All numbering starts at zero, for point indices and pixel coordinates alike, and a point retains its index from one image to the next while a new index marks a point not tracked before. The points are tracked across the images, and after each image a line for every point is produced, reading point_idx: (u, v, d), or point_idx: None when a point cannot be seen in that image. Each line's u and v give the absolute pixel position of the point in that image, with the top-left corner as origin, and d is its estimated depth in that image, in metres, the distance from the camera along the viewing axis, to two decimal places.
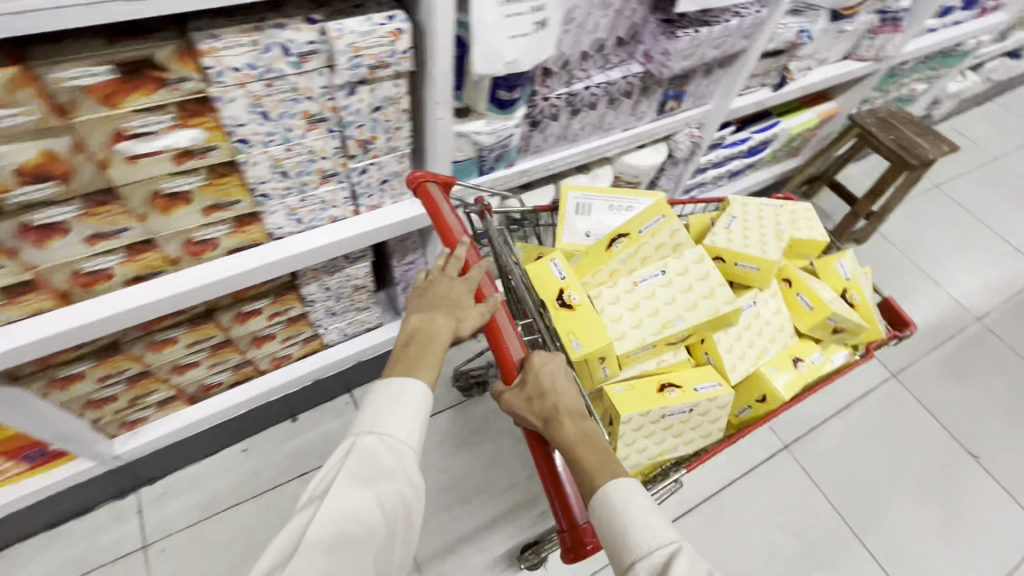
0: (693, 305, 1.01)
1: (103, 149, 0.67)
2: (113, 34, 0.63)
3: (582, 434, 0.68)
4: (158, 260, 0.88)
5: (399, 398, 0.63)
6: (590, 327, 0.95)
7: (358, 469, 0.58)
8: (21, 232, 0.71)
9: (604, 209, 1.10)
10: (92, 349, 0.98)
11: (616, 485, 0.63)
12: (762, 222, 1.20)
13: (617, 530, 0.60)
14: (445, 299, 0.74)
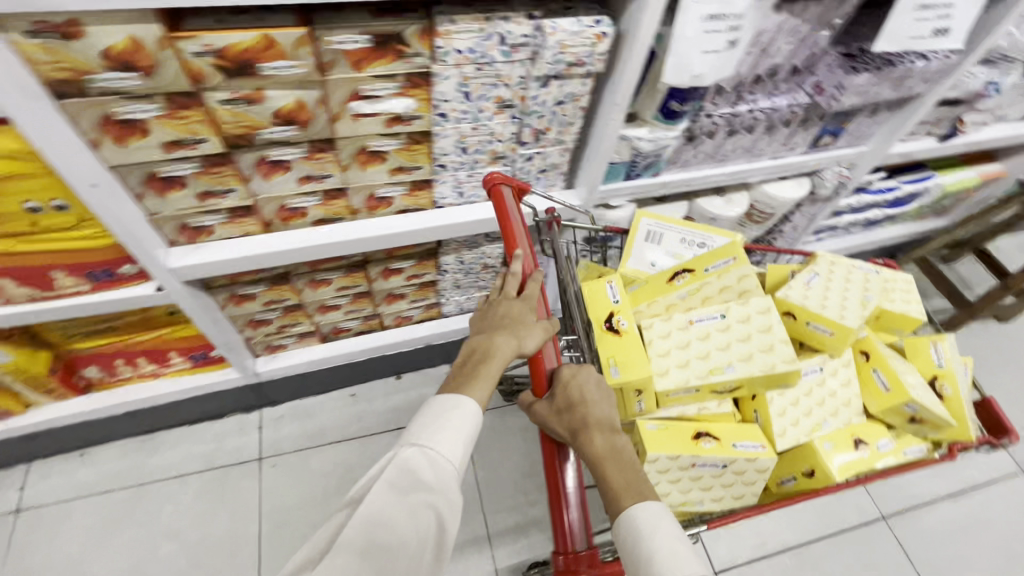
0: (748, 357, 0.93)
1: (339, 105, 0.79)
2: (375, 10, 0.74)
3: (608, 450, 0.68)
4: (343, 208, 1.00)
5: (450, 411, 0.65)
6: (632, 357, 0.89)
7: (397, 479, 0.59)
8: (259, 164, 0.85)
9: (676, 241, 1.02)
10: (270, 275, 1.13)
11: (641, 510, 0.62)
12: (850, 282, 1.07)
13: (641, 555, 0.59)
14: (506, 318, 0.76)
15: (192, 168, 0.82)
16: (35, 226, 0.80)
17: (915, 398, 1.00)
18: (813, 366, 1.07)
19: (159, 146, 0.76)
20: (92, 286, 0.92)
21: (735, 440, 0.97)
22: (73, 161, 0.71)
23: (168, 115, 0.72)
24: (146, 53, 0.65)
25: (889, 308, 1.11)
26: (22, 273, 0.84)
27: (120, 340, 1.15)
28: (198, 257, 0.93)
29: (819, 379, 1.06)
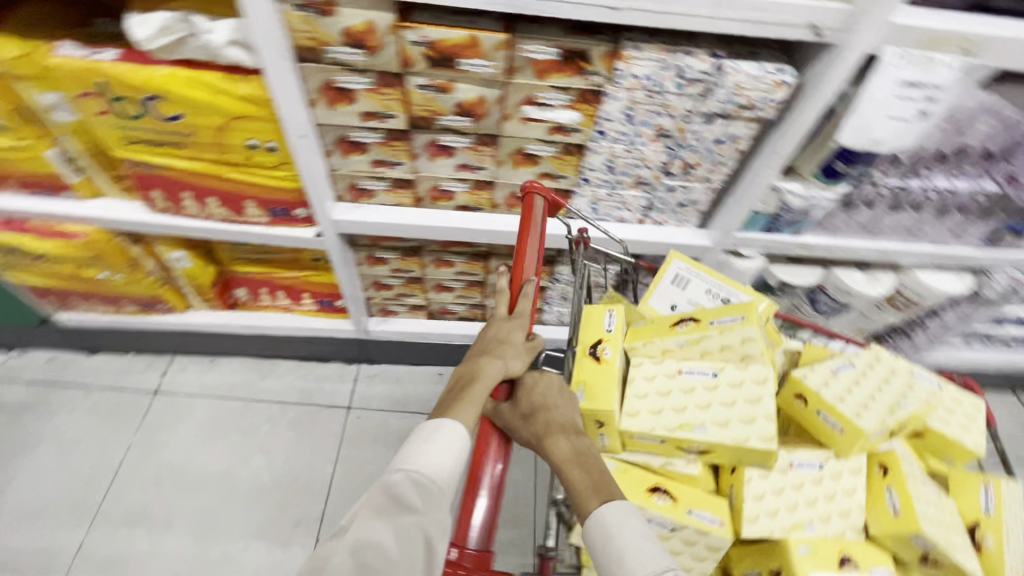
0: (727, 426, 0.77)
1: (513, 106, 0.87)
2: (569, 28, 0.81)
3: (572, 452, 0.67)
4: (486, 200, 1.08)
5: (432, 435, 0.61)
6: (602, 390, 0.78)
7: (382, 503, 0.58)
8: (429, 144, 0.95)
9: (702, 291, 0.90)
10: (405, 245, 1.24)
11: (606, 511, 0.62)
12: (891, 380, 0.86)
13: (607, 552, 0.60)
14: (491, 339, 0.71)
15: (376, 137, 0.93)
16: (246, 162, 0.94)
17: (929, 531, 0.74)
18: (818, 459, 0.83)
19: (358, 114, 0.87)
20: (269, 221, 1.06)
21: (689, 505, 0.79)
22: (296, 115, 0.84)
23: (374, 89, 0.83)
24: (375, 35, 0.76)
25: (935, 423, 0.88)
26: (225, 197, 1.00)
27: (271, 270, 1.33)
28: (358, 214, 1.05)
29: (819, 476, 0.82)
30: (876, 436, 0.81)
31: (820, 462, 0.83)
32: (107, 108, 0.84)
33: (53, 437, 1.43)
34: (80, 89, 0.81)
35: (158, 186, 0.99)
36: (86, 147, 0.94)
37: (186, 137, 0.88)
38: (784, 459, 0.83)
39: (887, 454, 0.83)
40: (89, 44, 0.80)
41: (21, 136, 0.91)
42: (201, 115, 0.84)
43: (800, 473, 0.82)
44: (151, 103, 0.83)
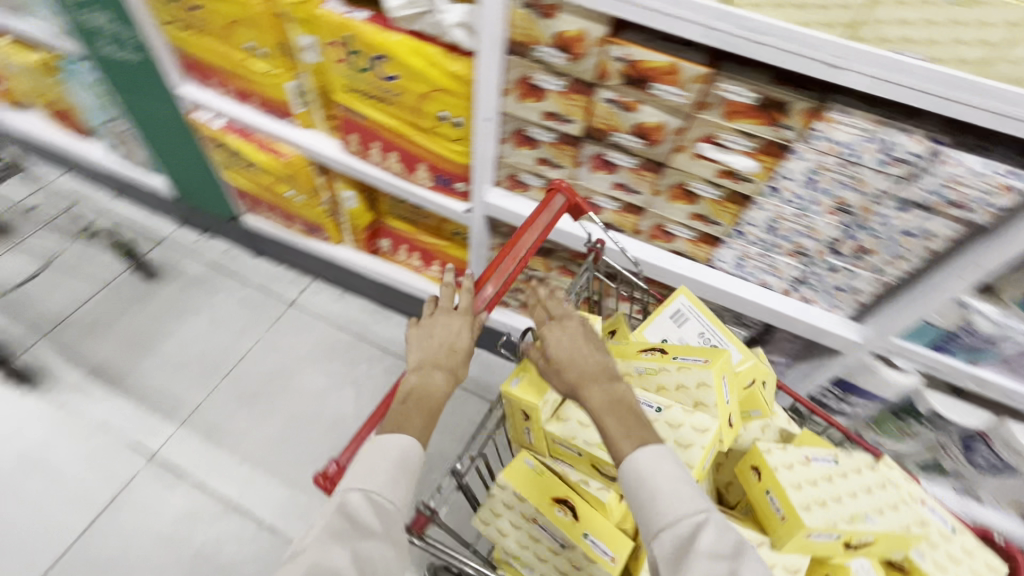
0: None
1: (690, 140, 0.86)
2: (776, 76, 0.78)
3: (610, 401, 0.67)
4: (630, 223, 1.07)
5: (387, 451, 0.62)
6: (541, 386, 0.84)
7: (341, 526, 0.58)
8: (593, 157, 0.98)
9: (695, 335, 0.91)
10: (540, 245, 1.28)
11: (641, 456, 0.62)
12: (875, 490, 0.79)
13: (639, 493, 0.61)
14: (443, 345, 0.73)
15: (549, 137, 0.98)
16: (432, 131, 1.03)
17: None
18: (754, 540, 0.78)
19: (541, 112, 0.92)
20: (431, 185, 1.17)
21: (589, 530, 0.81)
22: (488, 99, 0.92)
23: (564, 92, 0.88)
24: (583, 44, 0.80)
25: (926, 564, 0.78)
26: (404, 155, 1.12)
27: (413, 230, 1.46)
28: (509, 203, 1.11)
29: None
30: (828, 538, 0.73)
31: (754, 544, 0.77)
32: (344, 58, 0.97)
33: (208, 311, 1.67)
34: (329, 38, 0.96)
35: (356, 132, 1.13)
36: (315, 87, 1.11)
37: (393, 96, 0.99)
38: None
39: (840, 566, 0.76)
40: (349, 4, 0.94)
41: (274, 66, 1.09)
42: (413, 81, 0.95)
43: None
44: (377, 62, 0.95)
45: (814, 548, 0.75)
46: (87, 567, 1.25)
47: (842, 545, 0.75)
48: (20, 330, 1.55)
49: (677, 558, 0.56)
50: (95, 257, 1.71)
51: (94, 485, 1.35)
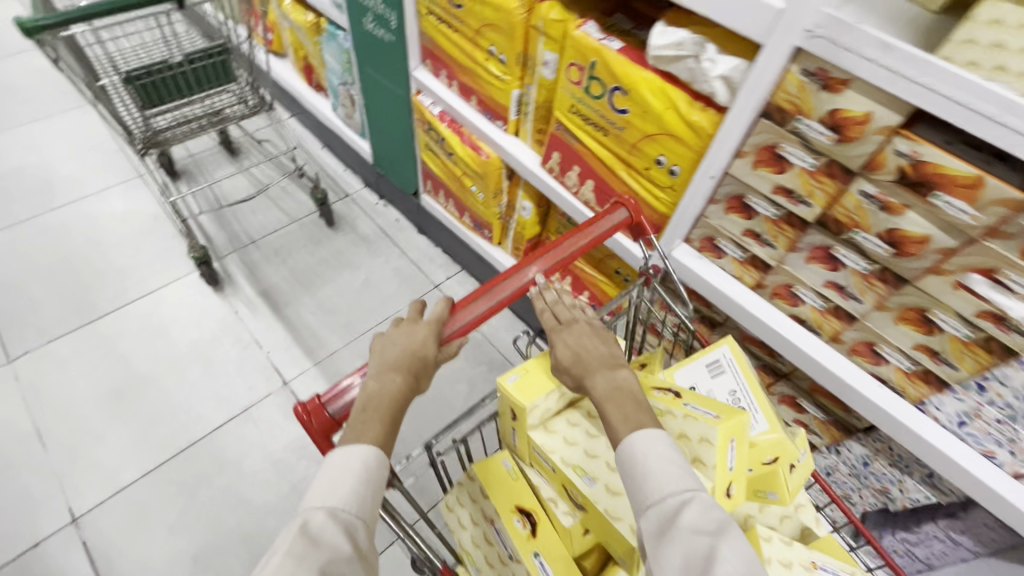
0: (620, 495, 0.79)
1: (959, 265, 0.71)
2: None
3: (612, 388, 0.71)
4: (831, 328, 0.93)
5: (348, 464, 0.63)
6: (536, 391, 0.86)
7: (305, 546, 0.55)
8: (815, 247, 0.86)
9: (725, 393, 0.88)
10: (706, 313, 1.16)
11: (638, 439, 0.64)
12: None
13: (634, 477, 0.62)
14: (406, 352, 0.72)
15: (770, 212, 0.88)
16: (640, 171, 0.99)
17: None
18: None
19: (774, 184, 0.84)
20: None
21: (539, 551, 0.84)
22: (716, 155, 0.85)
23: (813, 172, 0.78)
24: (861, 128, 0.69)
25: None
26: (600, 186, 1.08)
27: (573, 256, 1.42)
28: (696, 265, 1.04)
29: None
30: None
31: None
32: (580, 81, 0.97)
33: (365, 270, 1.79)
34: (573, 59, 0.96)
35: (560, 151, 1.12)
36: (539, 102, 1.11)
37: (615, 128, 0.96)
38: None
39: None
40: (605, 30, 0.93)
41: (507, 73, 1.11)
42: (642, 118, 0.91)
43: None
44: (613, 92, 0.93)
45: None
46: (208, 461, 1.37)
47: None
48: (223, 239, 1.79)
49: (661, 534, 0.57)
50: (294, 195, 1.92)
51: (235, 391, 1.49)
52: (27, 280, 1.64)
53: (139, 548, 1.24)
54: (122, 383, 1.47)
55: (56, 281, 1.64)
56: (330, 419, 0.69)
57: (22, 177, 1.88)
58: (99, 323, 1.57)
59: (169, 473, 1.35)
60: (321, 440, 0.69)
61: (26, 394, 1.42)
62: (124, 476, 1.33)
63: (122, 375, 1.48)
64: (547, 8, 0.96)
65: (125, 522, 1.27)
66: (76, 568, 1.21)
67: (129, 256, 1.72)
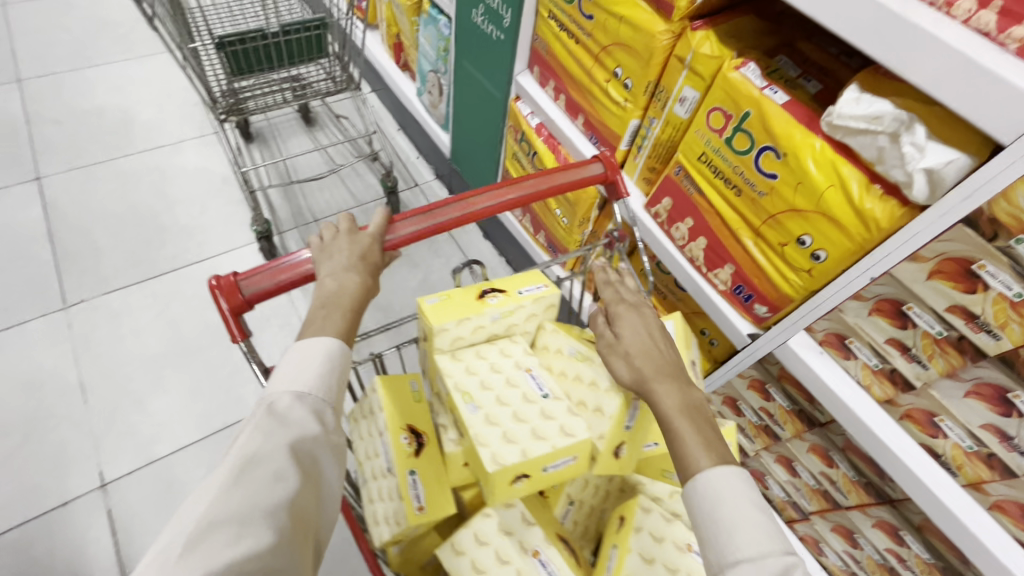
0: (498, 431, 0.72)
1: None
2: None
3: (683, 405, 0.62)
4: (975, 473, 0.77)
5: (307, 353, 0.57)
6: (450, 314, 0.78)
7: (270, 424, 0.51)
8: (983, 382, 0.71)
9: None
10: (805, 410, 1.02)
11: (717, 475, 0.55)
12: None
13: (717, 522, 0.53)
14: (358, 254, 0.65)
15: (934, 328, 0.72)
16: (771, 244, 0.84)
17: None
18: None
19: (952, 301, 0.68)
20: (723, 290, 0.97)
21: (416, 470, 0.78)
22: (887, 253, 0.70)
23: (1015, 302, 0.62)
24: None
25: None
26: (714, 246, 0.94)
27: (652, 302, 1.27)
28: (815, 361, 0.88)
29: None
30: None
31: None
32: (722, 129, 0.83)
33: (425, 269, 1.69)
34: (718, 103, 0.82)
35: (673, 198, 0.98)
36: (660, 139, 0.97)
37: (754, 190, 0.82)
38: (534, 541, 0.75)
39: None
40: (767, 76, 0.78)
41: (630, 100, 0.97)
42: (794, 189, 0.76)
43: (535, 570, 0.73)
44: (762, 151, 0.78)
45: None
46: None
47: None
48: (286, 212, 1.73)
49: None
50: (363, 177, 1.85)
51: None
52: (93, 225, 1.62)
53: (159, 529, 1.20)
54: (169, 349, 1.44)
55: (120, 230, 1.62)
56: (242, 299, 0.62)
57: (103, 117, 1.87)
58: (156, 281, 1.54)
59: (200, 453, 1.31)
60: (236, 324, 0.63)
61: (77, 345, 1.41)
62: (156, 449, 1.30)
63: (169, 341, 1.45)
64: (700, 39, 0.82)
65: (150, 496, 1.24)
66: (98, 536, 1.18)
67: (194, 216, 1.69)
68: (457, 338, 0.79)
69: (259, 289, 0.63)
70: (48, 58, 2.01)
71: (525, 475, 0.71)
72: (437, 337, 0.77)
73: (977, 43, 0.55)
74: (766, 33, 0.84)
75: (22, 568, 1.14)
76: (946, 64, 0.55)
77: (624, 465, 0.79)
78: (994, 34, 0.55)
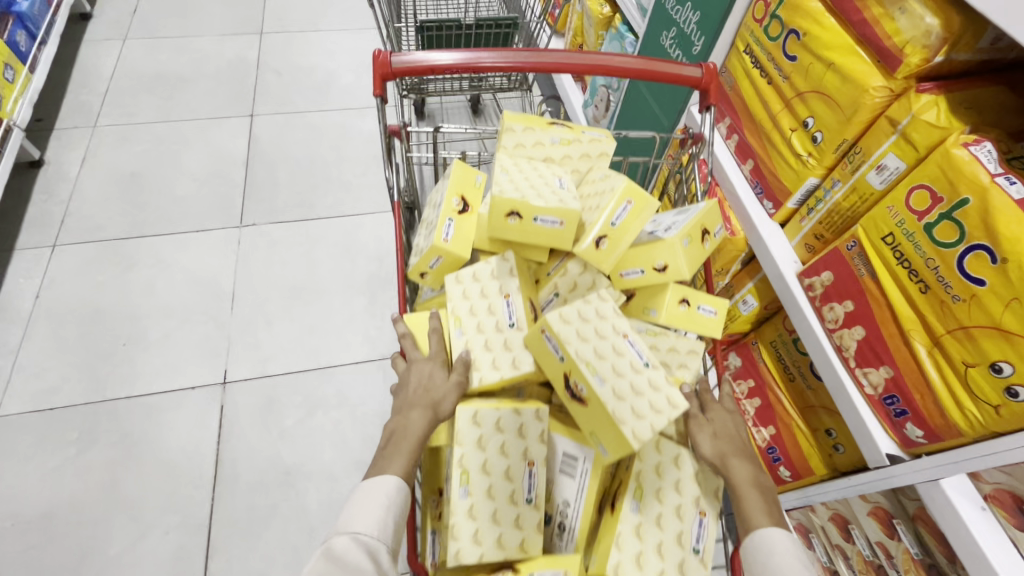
0: (510, 180, 0.82)
1: None
2: None
3: (752, 479, 0.72)
4: None
5: (374, 490, 0.67)
6: (521, 121, 0.92)
7: (327, 567, 0.59)
8: None
9: (671, 215, 0.87)
10: (938, 565, 0.82)
11: (776, 533, 0.67)
12: (628, 383, 0.72)
13: (769, 564, 0.65)
14: (424, 390, 0.76)
15: None
16: (951, 361, 0.70)
17: (461, 411, 0.77)
18: (517, 322, 0.83)
19: None
20: (870, 394, 0.82)
21: (454, 220, 0.88)
22: None
23: None
24: None
25: (607, 459, 0.74)
26: (873, 341, 0.80)
27: (776, 378, 1.14)
28: (971, 512, 0.70)
29: (503, 327, 0.83)
30: (554, 352, 0.75)
31: (515, 327, 0.83)
32: (924, 212, 0.70)
33: None
34: (926, 180, 0.69)
35: (834, 274, 0.84)
36: (839, 207, 0.85)
37: (946, 292, 0.68)
38: (510, 289, 0.85)
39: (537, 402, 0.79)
40: (1005, 163, 0.64)
41: (816, 155, 0.87)
42: (1005, 304, 0.62)
43: (500, 307, 0.84)
44: (971, 249, 0.65)
45: (553, 366, 0.77)
46: (333, 388, 1.44)
47: (563, 372, 0.75)
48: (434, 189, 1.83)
49: None
50: None
51: (382, 335, 1.53)
52: (279, 163, 1.87)
53: (252, 435, 1.36)
54: (304, 286, 1.61)
55: (297, 173, 1.85)
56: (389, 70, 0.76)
57: (312, 75, 2.15)
58: (311, 224, 1.73)
59: (302, 382, 1.44)
60: (378, 82, 0.76)
61: (238, 261, 1.64)
62: (270, 366, 1.46)
63: (306, 278, 1.62)
64: (925, 103, 0.70)
65: (255, 405, 1.40)
66: (210, 424, 1.36)
67: (357, 175, 1.87)
68: (520, 144, 0.91)
69: (406, 66, 0.75)
70: (284, 19, 2.36)
71: (519, 213, 0.80)
72: (505, 134, 0.91)
73: None
74: (1017, 110, 0.68)
75: (151, 430, 1.35)
76: None
77: (603, 262, 0.82)
78: None
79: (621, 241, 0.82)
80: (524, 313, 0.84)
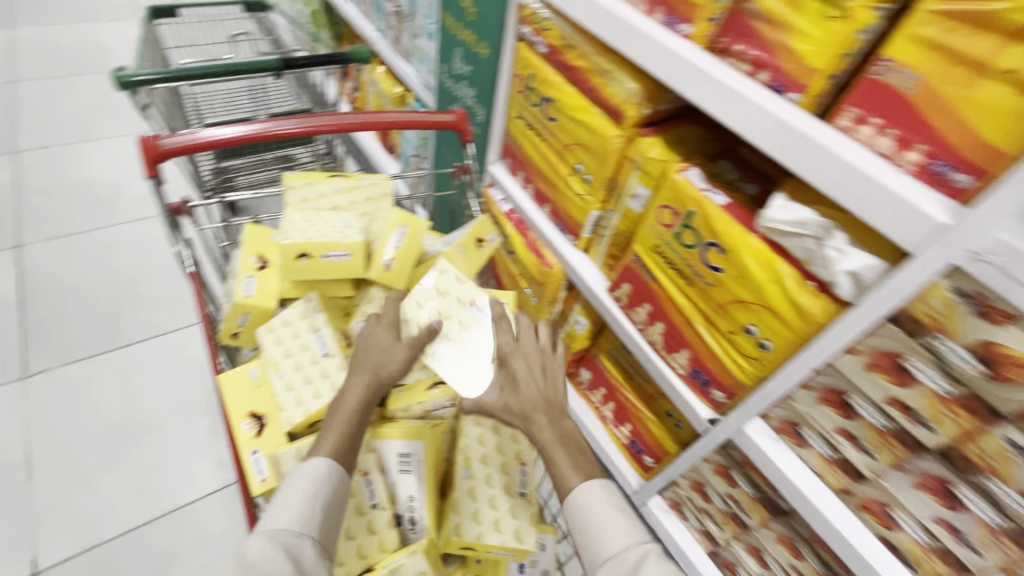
0: (296, 226, 0.86)
1: None
2: None
3: (556, 435, 0.77)
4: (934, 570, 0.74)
5: (303, 474, 0.68)
6: (302, 178, 0.96)
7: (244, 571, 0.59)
8: (928, 474, 0.72)
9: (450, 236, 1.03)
10: (769, 496, 1.00)
11: (589, 492, 0.72)
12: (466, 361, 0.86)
13: (588, 528, 0.70)
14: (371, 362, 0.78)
15: (879, 420, 0.75)
16: (721, 333, 0.88)
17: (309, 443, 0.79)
18: (332, 351, 0.86)
19: (889, 394, 0.71)
20: (683, 373, 0.99)
21: (253, 276, 0.90)
22: (824, 346, 0.73)
23: (946, 398, 0.65)
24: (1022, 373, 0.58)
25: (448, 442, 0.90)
26: (672, 332, 0.98)
27: (620, 381, 1.30)
28: (770, 447, 0.88)
29: (318, 359, 0.85)
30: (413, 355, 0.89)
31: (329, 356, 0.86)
32: (672, 226, 0.89)
33: None
34: (666, 202, 0.88)
35: (632, 285, 1.02)
36: (619, 229, 1.03)
37: (704, 282, 0.87)
38: (320, 323, 0.88)
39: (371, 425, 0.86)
40: (710, 180, 0.85)
41: (591, 192, 1.04)
42: (738, 282, 0.81)
43: (313, 342, 0.86)
44: (708, 247, 0.84)
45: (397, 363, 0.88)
46: (186, 533, 1.25)
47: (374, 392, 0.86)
48: None
49: None
50: None
51: None
52: (65, 293, 1.62)
53: None
54: (125, 425, 1.39)
55: (92, 300, 1.62)
56: (160, 154, 0.83)
57: (91, 189, 1.92)
58: (123, 353, 1.52)
59: (143, 538, 1.23)
60: (151, 164, 0.82)
61: (29, 418, 1.36)
62: (98, 532, 1.22)
63: (127, 416, 1.40)
64: (649, 144, 0.90)
65: None
66: None
67: (170, 287, 1.69)
68: (304, 198, 0.94)
69: (177, 146, 0.84)
70: (44, 132, 2.08)
71: (308, 254, 0.84)
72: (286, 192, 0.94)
73: (877, 164, 0.61)
74: (710, 140, 0.93)
75: None
76: (844, 173, 0.62)
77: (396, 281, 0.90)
78: (893, 155, 0.61)
79: (408, 261, 0.90)
80: (336, 342, 0.87)
